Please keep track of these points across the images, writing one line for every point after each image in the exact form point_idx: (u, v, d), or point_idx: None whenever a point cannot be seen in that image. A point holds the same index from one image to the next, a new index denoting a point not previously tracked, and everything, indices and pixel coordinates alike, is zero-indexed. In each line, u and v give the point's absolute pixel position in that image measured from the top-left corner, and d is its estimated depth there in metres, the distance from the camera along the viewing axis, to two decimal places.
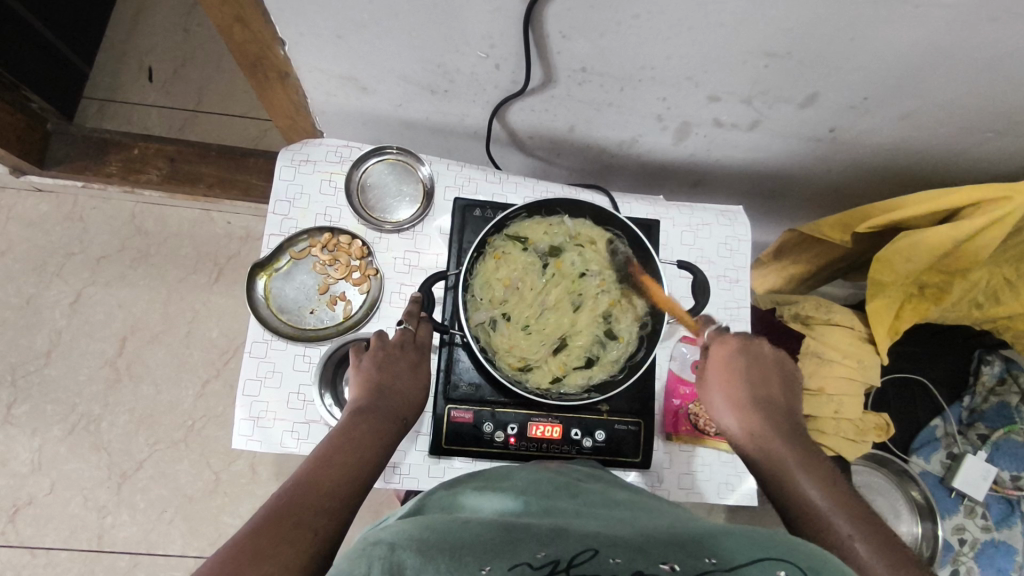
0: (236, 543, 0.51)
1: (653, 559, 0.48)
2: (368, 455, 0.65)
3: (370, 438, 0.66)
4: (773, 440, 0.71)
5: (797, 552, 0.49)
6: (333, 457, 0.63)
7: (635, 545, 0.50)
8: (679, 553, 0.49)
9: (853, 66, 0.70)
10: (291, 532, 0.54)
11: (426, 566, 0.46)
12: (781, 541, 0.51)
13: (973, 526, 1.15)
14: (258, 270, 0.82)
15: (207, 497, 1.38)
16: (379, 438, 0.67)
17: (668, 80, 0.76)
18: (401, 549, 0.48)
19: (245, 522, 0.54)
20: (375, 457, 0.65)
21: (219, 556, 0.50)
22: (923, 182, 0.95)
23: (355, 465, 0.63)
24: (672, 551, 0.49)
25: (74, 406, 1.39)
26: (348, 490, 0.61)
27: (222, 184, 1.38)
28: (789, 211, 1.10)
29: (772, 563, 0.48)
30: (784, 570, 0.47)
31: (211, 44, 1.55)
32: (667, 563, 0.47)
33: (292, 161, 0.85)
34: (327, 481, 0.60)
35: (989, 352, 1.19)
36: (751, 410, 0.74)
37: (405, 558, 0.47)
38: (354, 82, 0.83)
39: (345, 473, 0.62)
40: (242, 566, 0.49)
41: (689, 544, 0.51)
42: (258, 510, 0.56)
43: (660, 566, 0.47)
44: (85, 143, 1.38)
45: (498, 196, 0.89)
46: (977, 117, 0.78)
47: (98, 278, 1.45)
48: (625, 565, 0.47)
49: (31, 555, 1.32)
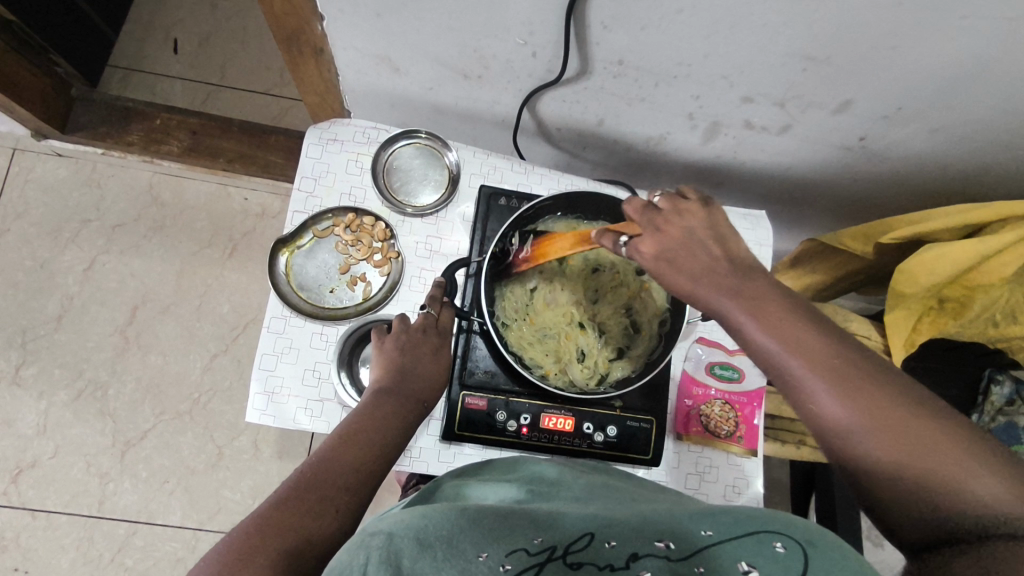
0: (261, 517, 0.55)
1: (648, 537, 0.49)
2: (390, 435, 0.65)
3: (394, 418, 0.66)
4: (784, 322, 0.52)
5: (794, 524, 0.49)
6: (357, 434, 0.63)
7: (632, 524, 0.51)
8: (675, 530, 0.51)
9: (891, 75, 0.70)
10: (314, 507, 0.56)
11: (423, 555, 0.45)
12: (785, 516, 0.50)
13: None
14: (280, 246, 0.82)
15: (209, 471, 1.38)
16: (403, 420, 0.67)
17: (704, 78, 0.75)
18: (399, 538, 0.46)
19: (272, 493, 0.57)
20: (399, 437, 0.66)
21: (245, 528, 0.53)
22: (949, 197, 0.95)
23: (376, 442, 0.64)
24: (670, 527, 0.51)
25: (83, 372, 1.39)
26: (368, 468, 0.62)
27: (242, 159, 1.38)
28: (810, 220, 1.10)
29: (768, 535, 0.47)
30: (781, 541, 0.47)
31: (238, 19, 1.55)
32: (662, 541, 0.49)
33: (320, 139, 0.85)
34: (351, 458, 0.61)
35: (999, 372, 1.16)
36: (746, 289, 0.54)
37: (401, 545, 0.45)
38: (389, 62, 0.83)
39: (368, 452, 0.62)
40: (266, 541, 0.53)
41: (686, 522, 0.52)
42: (285, 480, 0.58)
43: (655, 544, 0.49)
44: (107, 110, 1.38)
45: (523, 186, 0.88)
46: (1011, 135, 0.78)
47: (112, 246, 1.45)
48: (620, 552, 0.47)
49: (32, 517, 1.33)
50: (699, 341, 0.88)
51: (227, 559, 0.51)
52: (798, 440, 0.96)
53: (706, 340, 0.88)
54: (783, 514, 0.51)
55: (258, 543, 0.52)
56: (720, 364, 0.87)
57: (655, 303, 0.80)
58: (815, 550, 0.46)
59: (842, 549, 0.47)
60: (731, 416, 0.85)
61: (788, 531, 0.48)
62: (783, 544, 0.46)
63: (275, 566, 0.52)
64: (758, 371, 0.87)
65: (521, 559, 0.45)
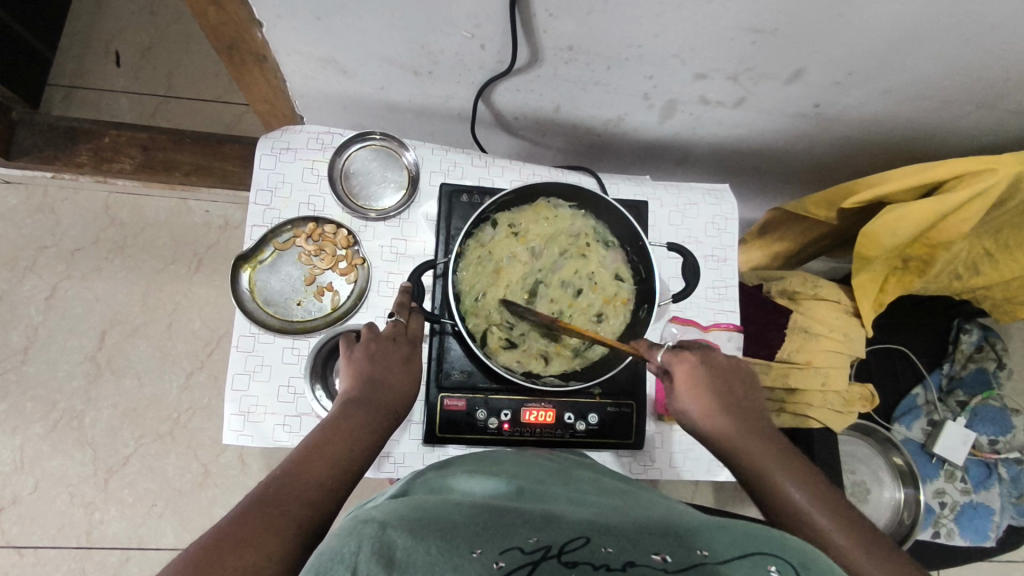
0: (219, 532, 0.50)
1: (645, 547, 0.47)
2: (358, 447, 0.63)
3: (360, 430, 0.64)
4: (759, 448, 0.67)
5: (789, 547, 0.48)
6: (323, 447, 0.61)
7: (625, 529, 0.49)
8: (671, 543, 0.48)
9: (839, 42, 0.70)
10: (274, 522, 0.52)
11: (418, 546, 0.44)
12: (772, 536, 0.50)
13: (954, 490, 1.16)
14: (241, 262, 0.80)
15: (197, 490, 1.36)
16: (369, 431, 0.65)
17: (655, 58, 0.75)
18: (392, 529, 0.45)
19: (232, 508, 0.53)
20: (366, 450, 0.64)
21: (201, 544, 0.49)
22: (907, 156, 0.96)
23: (345, 455, 0.61)
24: (666, 540, 0.49)
25: (56, 403, 1.36)
26: (333, 482, 0.59)
27: (198, 171, 1.34)
28: (772, 188, 1.11)
29: (762, 558, 0.47)
30: (774, 565, 0.46)
31: (179, 25, 1.50)
32: (658, 552, 0.47)
33: (272, 149, 0.83)
34: (317, 471, 0.58)
35: (967, 321, 1.20)
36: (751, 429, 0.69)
37: (396, 538, 0.44)
38: (335, 64, 0.81)
39: (334, 468, 0.60)
40: (221, 557, 0.48)
41: (681, 534, 0.50)
42: (245, 498, 0.55)
43: (652, 556, 0.46)
44: (53, 132, 1.33)
45: (485, 180, 0.87)
46: (960, 90, 0.78)
47: (73, 272, 1.41)
48: (616, 554, 0.45)
49: (19, 554, 1.30)
50: (673, 321, 0.87)
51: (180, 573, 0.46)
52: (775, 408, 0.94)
53: (680, 319, 0.87)
54: (768, 531, 0.50)
55: (213, 558, 0.47)
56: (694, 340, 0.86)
57: (626, 299, 0.80)
58: None
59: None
60: None
61: (780, 554, 0.47)
62: (777, 569, 0.46)
63: None
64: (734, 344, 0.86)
65: (514, 558, 0.44)
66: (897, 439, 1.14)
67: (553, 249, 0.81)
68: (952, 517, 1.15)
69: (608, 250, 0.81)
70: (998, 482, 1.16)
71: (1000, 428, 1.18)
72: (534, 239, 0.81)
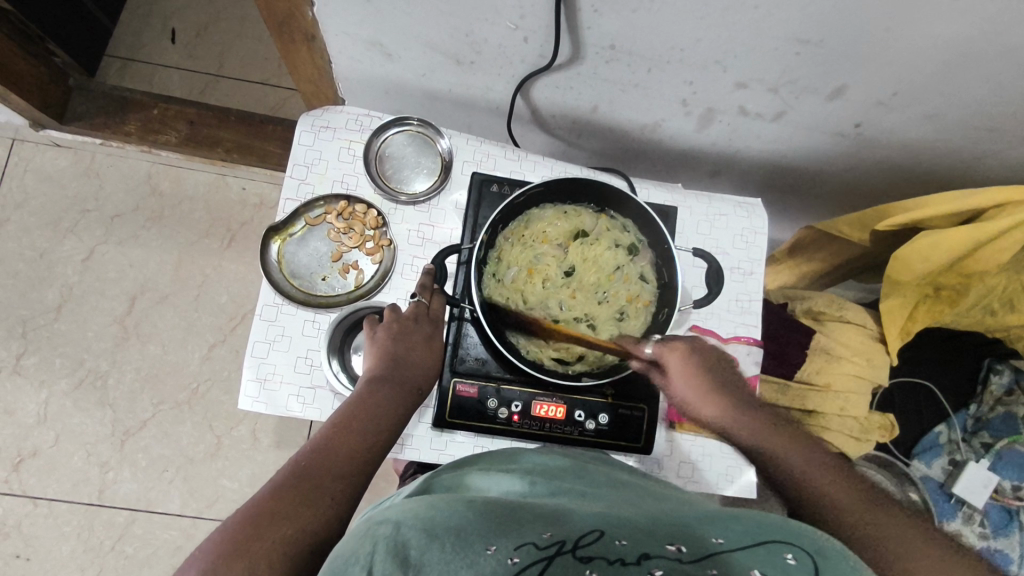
0: (258, 505, 0.55)
1: (660, 539, 0.47)
2: (384, 423, 0.66)
3: (387, 407, 0.67)
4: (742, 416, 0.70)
5: (802, 534, 0.49)
6: (352, 424, 0.64)
7: (641, 525, 0.49)
8: (683, 535, 0.48)
9: (885, 60, 0.69)
10: (309, 495, 0.57)
11: (431, 545, 0.43)
12: (789, 525, 0.49)
13: (971, 534, 1.11)
14: (273, 233, 0.82)
15: (208, 460, 1.39)
16: (394, 407, 0.68)
17: (697, 63, 0.75)
18: (406, 528, 0.45)
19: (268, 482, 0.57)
20: (392, 425, 0.67)
21: (240, 516, 0.53)
22: (948, 184, 0.94)
23: (371, 431, 0.65)
24: (680, 531, 0.49)
25: (82, 361, 1.40)
26: (361, 457, 0.63)
27: (240, 149, 1.38)
28: (805, 208, 1.09)
29: (777, 546, 0.47)
30: (790, 553, 0.47)
31: (236, 9, 1.54)
32: (674, 543, 0.47)
33: (312, 126, 0.85)
34: (345, 448, 0.62)
35: (1000, 361, 1.14)
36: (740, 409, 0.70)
37: (409, 537, 0.44)
38: (380, 47, 0.83)
39: (360, 443, 0.63)
40: (261, 529, 0.52)
41: (695, 525, 0.50)
42: (279, 472, 0.59)
43: (666, 546, 0.46)
44: (106, 100, 1.38)
45: (516, 173, 0.88)
46: (1008, 119, 0.77)
47: (112, 237, 1.46)
48: (631, 549, 0.45)
49: (33, 505, 1.34)
50: (693, 329, 0.86)
51: (229, 541, 0.51)
52: None
53: (699, 328, 0.86)
54: (784, 520, 0.50)
55: (253, 533, 0.52)
56: None
57: (647, 301, 0.79)
58: (824, 563, 0.46)
59: (848, 562, 0.47)
60: None
61: (798, 543, 0.48)
62: (794, 557, 0.46)
63: (273, 553, 0.51)
64: (752, 360, 0.85)
65: (529, 553, 0.43)
66: (914, 475, 1.13)
67: (578, 247, 0.81)
68: None
69: (635, 255, 0.80)
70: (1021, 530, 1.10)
71: None
72: (562, 236, 0.81)
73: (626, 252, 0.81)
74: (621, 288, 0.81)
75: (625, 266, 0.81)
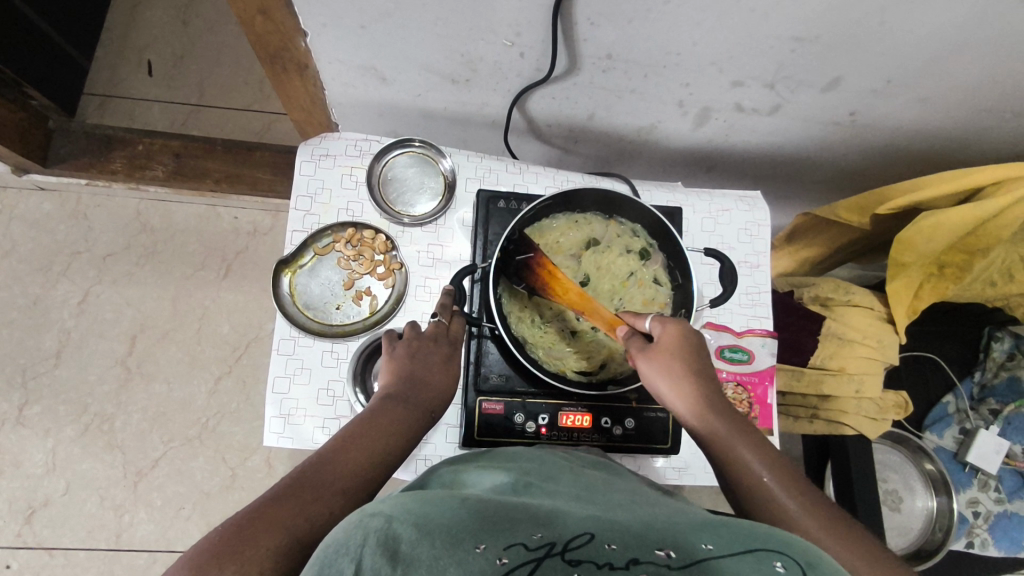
0: (255, 509, 0.50)
1: (649, 544, 0.41)
2: (394, 443, 0.61)
3: (399, 426, 0.63)
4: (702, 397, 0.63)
5: (794, 546, 0.43)
6: (359, 438, 0.59)
7: (632, 528, 0.43)
8: (674, 538, 0.42)
9: (879, 50, 0.70)
10: (308, 505, 0.51)
11: (422, 541, 0.38)
12: (779, 537, 0.43)
13: (987, 499, 1.15)
14: (283, 267, 0.82)
15: (225, 493, 1.37)
16: (405, 427, 0.63)
17: (693, 66, 0.75)
18: (398, 522, 0.40)
19: (268, 487, 0.52)
20: (403, 447, 0.62)
21: (236, 519, 0.48)
22: (940, 163, 0.96)
23: (379, 447, 0.60)
24: (669, 534, 0.43)
25: (87, 406, 1.38)
26: (368, 472, 0.57)
27: (229, 179, 1.36)
28: (801, 195, 1.11)
29: (766, 553, 0.41)
30: (781, 563, 0.40)
31: (211, 37, 1.53)
32: (663, 548, 0.40)
33: (311, 156, 0.84)
34: (353, 461, 0.57)
35: (998, 329, 1.18)
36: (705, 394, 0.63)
37: (400, 531, 0.39)
38: (375, 72, 0.83)
39: (368, 459, 0.58)
40: (255, 535, 0.47)
41: (684, 533, 0.43)
42: (282, 478, 0.54)
43: (655, 551, 0.40)
44: (88, 139, 1.35)
45: (519, 186, 0.88)
46: (998, 97, 0.78)
47: (105, 277, 1.44)
48: (621, 552, 0.39)
49: (49, 555, 1.31)
50: (707, 326, 0.87)
51: (216, 548, 0.46)
52: (809, 414, 0.97)
53: (713, 324, 0.87)
54: (772, 529, 0.44)
55: (247, 537, 0.47)
56: (729, 347, 0.86)
57: (663, 303, 0.80)
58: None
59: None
60: (745, 398, 0.85)
61: (787, 552, 0.42)
62: (783, 566, 0.40)
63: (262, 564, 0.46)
64: (768, 351, 0.86)
65: (519, 553, 0.38)
66: (929, 448, 1.14)
67: (592, 256, 0.82)
68: (986, 527, 1.14)
69: (646, 259, 0.81)
70: None
71: None
72: (576, 247, 0.82)
73: (639, 258, 0.81)
74: (637, 294, 0.81)
75: (638, 272, 0.82)
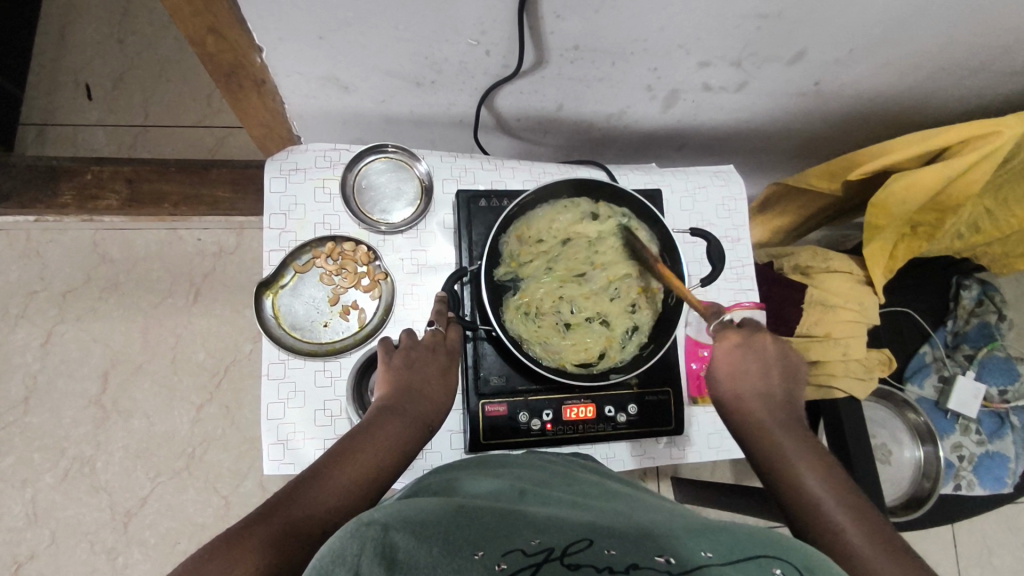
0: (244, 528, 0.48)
1: (649, 549, 0.40)
2: (387, 456, 0.60)
3: (395, 438, 0.62)
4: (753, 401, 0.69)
5: (793, 551, 0.42)
6: (354, 453, 0.58)
7: (629, 533, 0.42)
8: (672, 542, 0.42)
9: (841, 21, 0.71)
10: (297, 525, 0.50)
11: (419, 547, 0.37)
12: (776, 540, 0.43)
13: (969, 442, 1.20)
14: (264, 289, 0.79)
15: (220, 522, 1.33)
16: (401, 440, 0.62)
17: (661, 50, 0.75)
18: (394, 529, 0.39)
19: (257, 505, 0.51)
20: (399, 462, 0.61)
21: (224, 535, 0.47)
22: (903, 124, 0.98)
23: (373, 463, 0.58)
24: (666, 538, 0.42)
25: (64, 450, 1.33)
26: (360, 489, 0.56)
27: (187, 201, 1.30)
28: (771, 165, 1.12)
29: (765, 560, 0.40)
30: (780, 569, 0.40)
31: (150, 53, 1.46)
32: (662, 554, 0.40)
33: (281, 171, 0.81)
34: (347, 477, 0.55)
35: (965, 277, 1.23)
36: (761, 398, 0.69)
37: (397, 538, 0.38)
38: (335, 82, 0.80)
39: (362, 475, 0.57)
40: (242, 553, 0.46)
41: (681, 536, 0.43)
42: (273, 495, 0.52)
43: (655, 557, 0.40)
44: (32, 173, 1.28)
45: (497, 183, 0.87)
46: (956, 57, 0.80)
47: (67, 314, 1.38)
48: (620, 557, 0.39)
49: None
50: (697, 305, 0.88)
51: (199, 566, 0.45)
52: None
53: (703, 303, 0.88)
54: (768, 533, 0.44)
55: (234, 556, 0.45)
56: None
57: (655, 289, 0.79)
58: None
59: None
60: None
61: (785, 557, 0.41)
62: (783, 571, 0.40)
63: None
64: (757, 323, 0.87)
65: (518, 559, 0.38)
66: (912, 398, 1.18)
67: (579, 247, 0.81)
68: (971, 469, 1.18)
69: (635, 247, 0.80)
70: (1011, 430, 1.21)
71: (1008, 378, 1.22)
72: (563, 239, 0.81)
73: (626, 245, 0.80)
74: (628, 282, 0.81)
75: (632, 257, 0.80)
